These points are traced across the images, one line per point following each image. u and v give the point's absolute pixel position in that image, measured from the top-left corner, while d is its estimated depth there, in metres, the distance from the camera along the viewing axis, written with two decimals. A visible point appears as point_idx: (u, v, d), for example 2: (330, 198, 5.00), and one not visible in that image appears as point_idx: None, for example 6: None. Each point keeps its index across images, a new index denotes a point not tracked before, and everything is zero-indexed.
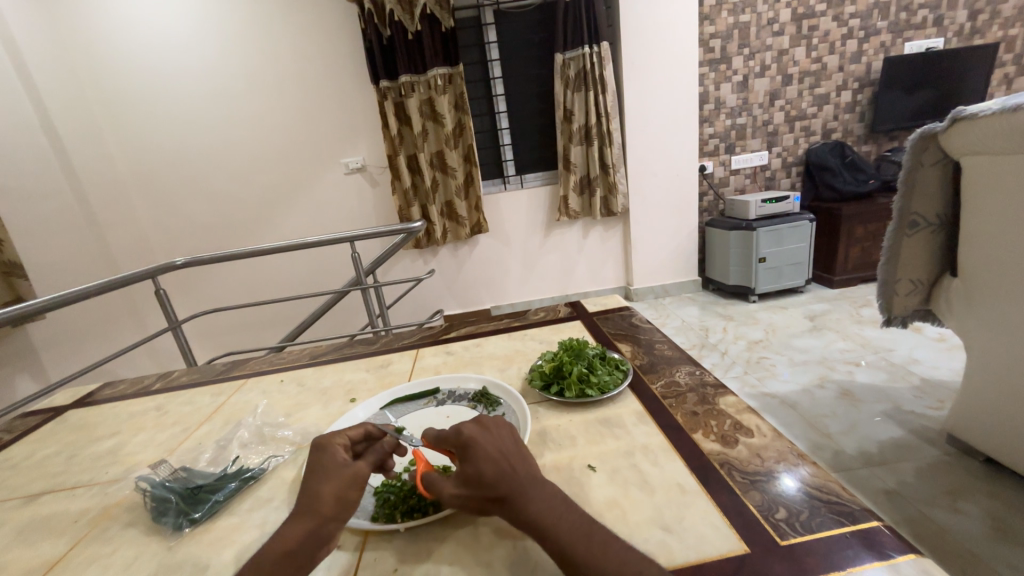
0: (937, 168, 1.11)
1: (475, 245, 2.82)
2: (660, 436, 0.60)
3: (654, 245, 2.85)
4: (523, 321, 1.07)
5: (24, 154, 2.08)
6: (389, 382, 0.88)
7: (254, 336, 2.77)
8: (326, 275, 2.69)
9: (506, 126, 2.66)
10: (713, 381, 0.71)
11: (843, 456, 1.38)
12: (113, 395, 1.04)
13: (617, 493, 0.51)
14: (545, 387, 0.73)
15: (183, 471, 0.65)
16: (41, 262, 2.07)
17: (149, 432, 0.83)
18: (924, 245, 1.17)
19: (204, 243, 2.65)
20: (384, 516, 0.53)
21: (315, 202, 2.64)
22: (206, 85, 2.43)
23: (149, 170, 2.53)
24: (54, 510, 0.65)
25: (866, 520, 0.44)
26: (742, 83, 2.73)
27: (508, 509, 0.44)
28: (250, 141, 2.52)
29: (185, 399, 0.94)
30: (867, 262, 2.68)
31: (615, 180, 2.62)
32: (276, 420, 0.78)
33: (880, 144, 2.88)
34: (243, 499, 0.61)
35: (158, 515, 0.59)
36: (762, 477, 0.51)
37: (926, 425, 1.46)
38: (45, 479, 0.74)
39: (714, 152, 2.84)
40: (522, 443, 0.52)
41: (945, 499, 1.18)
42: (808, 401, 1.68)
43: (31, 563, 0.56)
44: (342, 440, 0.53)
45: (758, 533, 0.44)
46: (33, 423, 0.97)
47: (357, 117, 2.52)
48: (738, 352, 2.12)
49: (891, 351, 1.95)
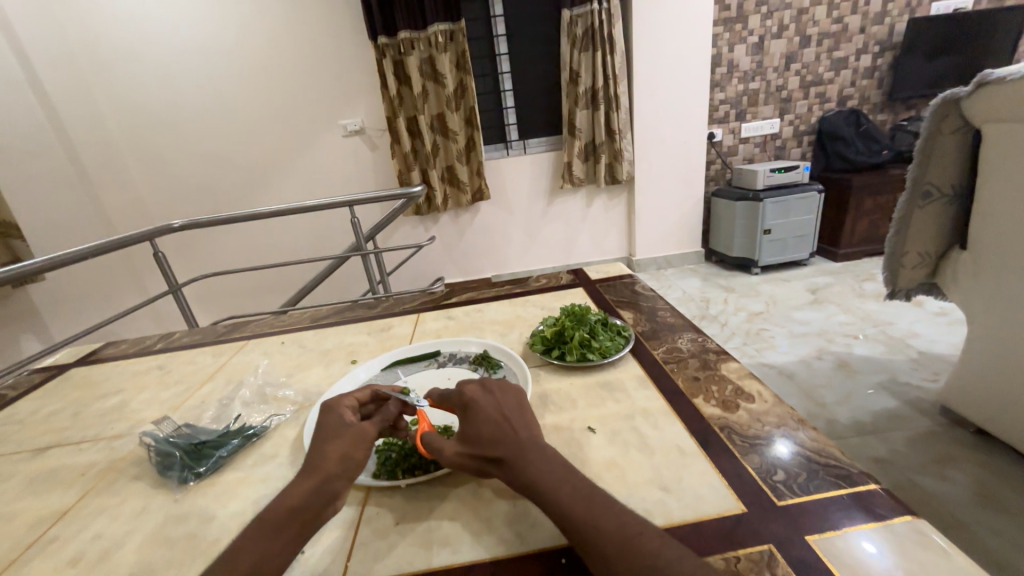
0: (957, 135, 1.06)
1: (476, 212, 2.78)
2: (660, 400, 0.60)
3: (658, 215, 2.81)
4: (525, 287, 1.06)
5: (12, 111, 2.01)
6: (389, 345, 0.88)
7: (256, 301, 2.78)
8: (325, 241, 2.66)
9: (510, 87, 2.56)
10: (715, 349, 0.71)
11: (836, 425, 1.40)
12: (116, 354, 1.05)
13: (616, 454, 0.52)
14: (547, 352, 0.72)
15: (186, 428, 0.66)
16: (37, 223, 2.04)
17: (153, 390, 0.84)
18: (936, 217, 1.14)
19: (202, 207, 2.62)
20: (386, 473, 0.53)
21: (313, 165, 2.58)
22: (195, 38, 2.31)
23: (142, 130, 2.46)
24: (62, 462, 0.67)
25: (863, 483, 0.45)
26: (757, 45, 2.60)
27: (504, 469, 0.45)
28: (243, 100, 2.43)
29: (187, 358, 0.94)
30: (873, 236, 2.65)
31: (620, 146, 2.55)
32: (278, 380, 0.78)
33: (896, 113, 2.78)
34: (247, 455, 0.62)
35: (164, 468, 0.59)
36: (760, 441, 0.51)
37: (921, 397, 1.48)
38: (52, 433, 0.75)
39: (724, 119, 2.74)
40: (529, 406, 0.52)
41: (933, 467, 1.20)
42: (805, 372, 1.69)
43: (41, 512, 0.57)
44: (348, 401, 0.54)
45: (756, 495, 0.44)
46: (38, 380, 0.98)
47: (354, 75, 2.42)
48: (737, 324, 2.13)
49: (891, 324, 1.95)
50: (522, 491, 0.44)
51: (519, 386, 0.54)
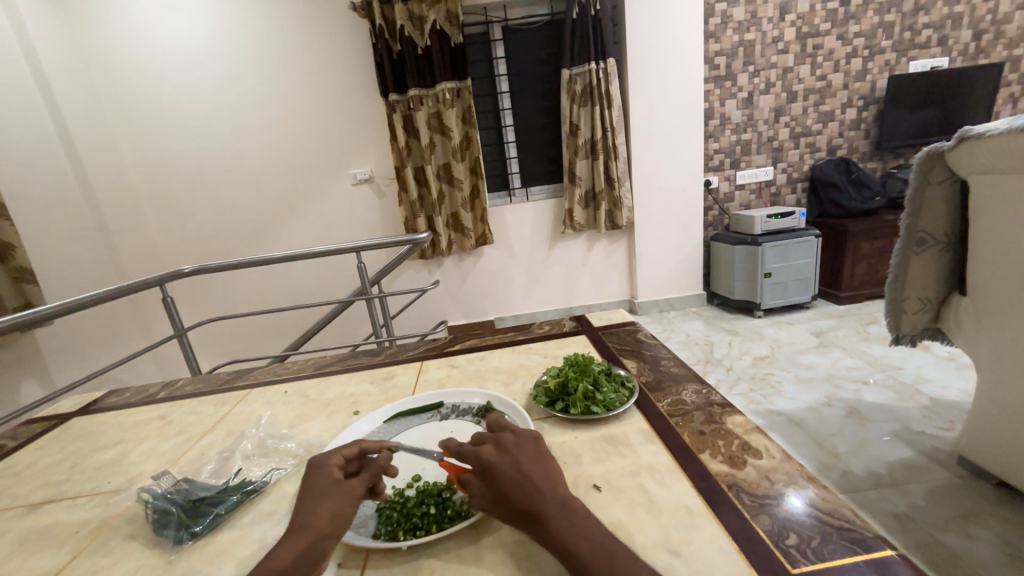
0: (945, 186, 1.10)
1: (479, 256, 2.84)
2: (666, 455, 0.59)
3: (659, 258, 2.85)
4: (528, 335, 1.07)
5: (39, 161, 2.11)
6: (392, 395, 0.87)
7: (258, 344, 2.78)
8: (331, 284, 2.70)
9: (513, 139, 2.69)
10: (720, 400, 0.71)
11: (851, 477, 1.35)
12: (117, 402, 1.04)
13: (623, 514, 0.51)
14: (551, 404, 0.72)
15: (185, 483, 0.65)
16: (51, 268, 2.09)
17: (153, 441, 0.83)
18: (932, 263, 1.16)
19: (213, 251, 2.68)
20: (387, 533, 0.52)
21: (322, 213, 2.67)
22: (220, 98, 2.48)
23: (162, 179, 2.57)
24: (56, 519, 0.65)
25: (879, 548, 0.43)
26: (747, 100, 2.75)
27: (530, 526, 0.44)
28: (261, 154, 2.56)
29: (189, 408, 0.94)
30: (873, 279, 2.67)
31: (620, 193, 2.63)
32: (280, 432, 0.77)
33: (885, 162, 2.88)
34: (245, 512, 0.60)
35: (159, 528, 0.58)
36: (770, 500, 0.50)
37: (937, 446, 1.43)
38: (48, 488, 0.74)
39: (719, 167, 2.85)
40: (548, 458, 0.51)
41: (957, 523, 1.15)
42: (815, 419, 1.65)
43: (30, 574, 0.56)
44: (336, 459, 0.53)
45: (768, 559, 0.43)
46: (36, 430, 0.97)
47: (365, 128, 2.56)
48: (743, 368, 2.10)
49: (899, 369, 1.92)
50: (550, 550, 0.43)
51: (535, 439, 0.53)
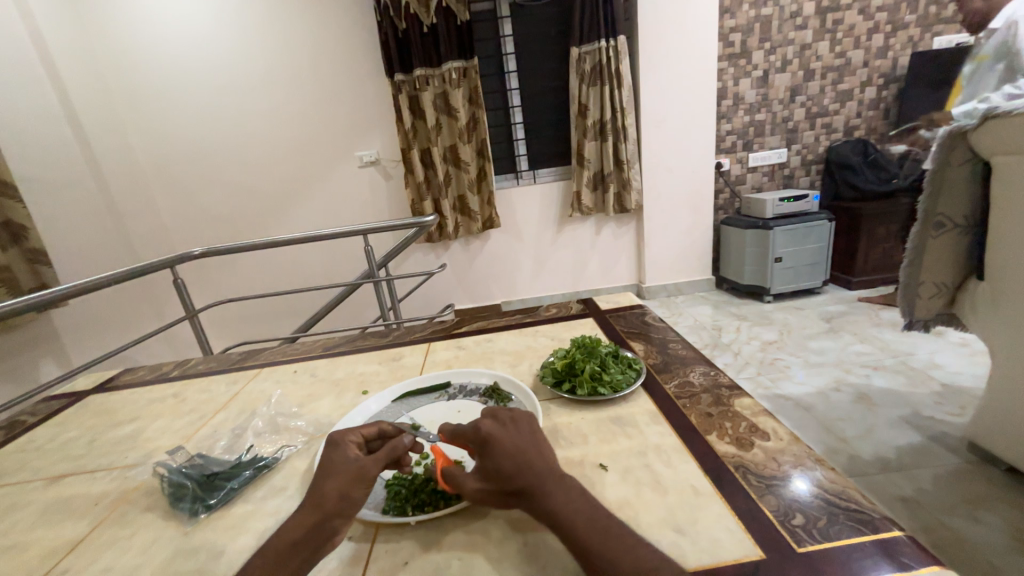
0: (966, 167, 1.07)
1: (486, 239, 2.82)
2: (673, 436, 0.59)
3: (668, 242, 2.82)
4: (535, 317, 1.07)
5: (49, 146, 2.13)
6: (400, 375, 0.88)
7: (268, 326, 2.82)
8: (339, 267, 2.71)
9: (520, 120, 2.65)
10: (728, 383, 0.70)
11: (858, 461, 1.35)
12: (132, 380, 1.07)
13: (629, 493, 0.51)
14: (557, 384, 0.72)
15: (199, 458, 0.66)
16: (65, 250, 2.12)
17: (167, 418, 0.85)
18: (950, 247, 1.13)
19: (222, 235, 2.70)
20: (395, 509, 0.53)
21: (329, 196, 2.66)
22: (224, 78, 2.45)
23: (169, 161, 2.57)
24: (76, 492, 0.67)
25: (886, 529, 0.43)
26: (762, 78, 2.67)
27: (528, 503, 0.44)
28: (267, 135, 2.55)
29: (202, 386, 0.96)
30: (887, 264, 2.62)
31: (628, 176, 2.59)
32: (290, 410, 0.79)
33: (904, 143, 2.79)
34: (257, 487, 0.62)
35: (175, 500, 0.60)
36: (776, 481, 0.50)
37: (945, 432, 1.43)
38: (68, 461, 0.76)
39: (731, 149, 2.78)
40: (543, 436, 0.52)
41: (963, 507, 1.15)
42: (823, 404, 1.65)
43: (53, 543, 0.58)
44: (354, 437, 0.54)
45: (774, 539, 0.43)
46: (56, 407, 1.00)
47: (371, 109, 2.53)
48: (751, 353, 2.09)
49: (910, 355, 1.90)
50: (546, 525, 0.43)
51: (532, 418, 0.53)
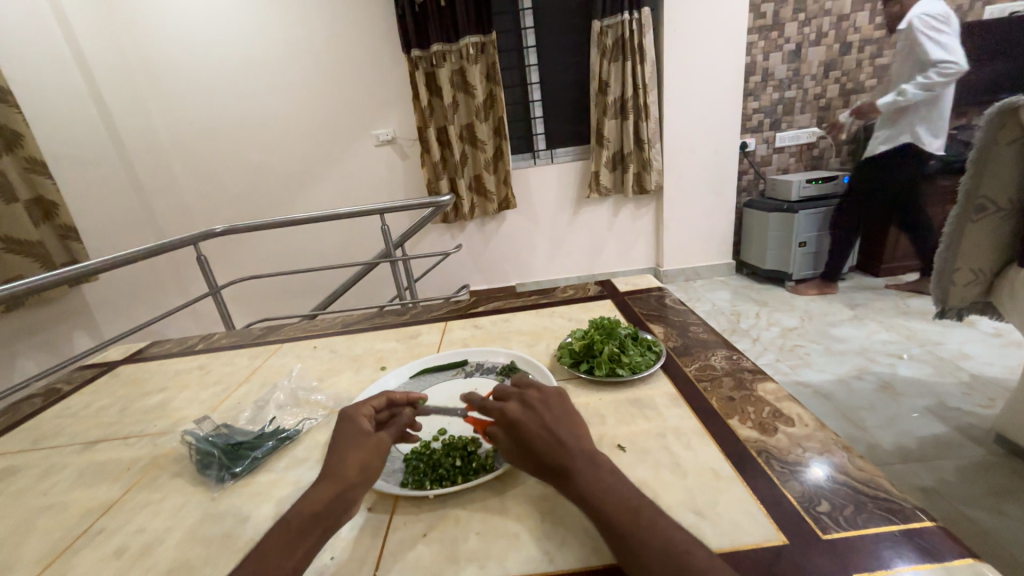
0: (1017, 146, 0.99)
1: (502, 220, 2.80)
2: (694, 419, 0.58)
3: (688, 225, 2.75)
4: (552, 298, 1.06)
5: (76, 123, 2.17)
6: (418, 352, 0.89)
7: (288, 304, 2.88)
8: (356, 247, 2.73)
9: (538, 98, 2.58)
10: (751, 367, 0.69)
11: (879, 450, 1.32)
12: (160, 352, 1.10)
13: (648, 474, 0.51)
14: (575, 365, 0.71)
15: (224, 427, 0.68)
16: (93, 226, 2.19)
17: (193, 389, 0.88)
18: (993, 232, 1.06)
19: (241, 213, 2.74)
20: (414, 482, 0.53)
21: (346, 175, 2.66)
22: (241, 54, 2.44)
23: (189, 139, 2.60)
24: (110, 456, 0.70)
25: (916, 519, 0.42)
26: (794, 53, 2.53)
27: (556, 481, 0.45)
28: (284, 113, 2.54)
29: (226, 359, 0.98)
30: None
31: (649, 156, 2.52)
32: (310, 384, 0.80)
33: None
34: (281, 457, 0.63)
35: (202, 467, 0.62)
36: (800, 467, 0.49)
37: (973, 423, 1.38)
38: (102, 427, 0.80)
39: (758, 128, 2.67)
40: (576, 416, 0.51)
41: (988, 500, 1.12)
42: (844, 392, 1.61)
43: (90, 503, 0.61)
44: (366, 410, 0.55)
45: (798, 525, 0.42)
46: (89, 376, 1.04)
47: (388, 86, 2.49)
48: (770, 339, 2.05)
49: (939, 344, 1.84)
50: (575, 504, 0.43)
51: (562, 397, 0.53)
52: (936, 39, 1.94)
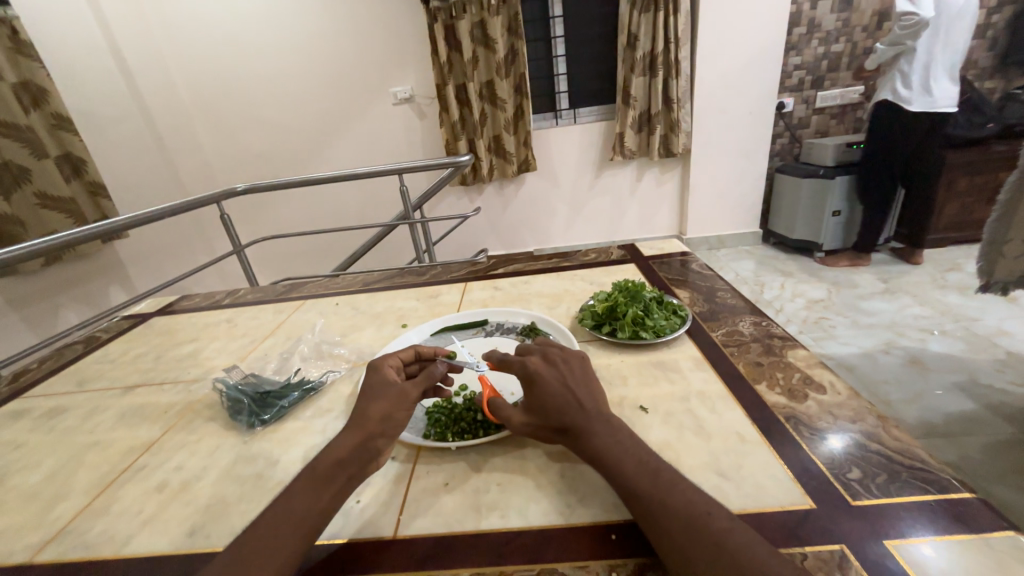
0: None
1: (521, 184, 2.74)
2: (719, 383, 0.57)
3: (714, 191, 2.64)
4: (573, 261, 1.04)
5: (97, 78, 2.16)
6: (438, 311, 0.89)
7: (309, 265, 2.92)
8: (374, 208, 2.73)
9: (562, 52, 2.44)
10: (780, 334, 0.66)
11: (901, 425, 1.30)
12: (190, 306, 1.14)
13: (671, 435, 0.50)
14: (597, 327, 0.70)
15: (252, 377, 0.71)
16: (120, 183, 2.23)
17: (222, 341, 0.90)
18: None
19: (261, 172, 2.74)
20: (436, 434, 0.54)
21: (364, 134, 2.62)
22: (256, 5, 2.35)
23: (208, 95, 2.57)
24: (148, 400, 0.74)
25: (956, 490, 0.40)
26: (845, 0, 2.31)
27: (572, 440, 0.45)
28: (301, 69, 2.48)
29: (252, 314, 1.01)
30: (964, 221, 2.36)
31: (678, 116, 2.39)
32: (333, 339, 0.81)
33: (1009, 81, 2.40)
34: (307, 406, 0.65)
35: (233, 413, 0.64)
36: (831, 435, 0.48)
37: (1005, 401, 1.34)
38: (139, 373, 0.83)
39: (798, 87, 2.49)
40: (595, 378, 0.51)
41: (1013, 477, 1.10)
42: (869, 365, 1.57)
43: (131, 442, 0.64)
44: (393, 361, 0.56)
45: (826, 491, 0.41)
46: (125, 326, 1.09)
47: (406, 40, 2.39)
48: (795, 310, 1.99)
49: (976, 321, 1.76)
50: (591, 463, 0.43)
51: (583, 358, 0.53)
52: None
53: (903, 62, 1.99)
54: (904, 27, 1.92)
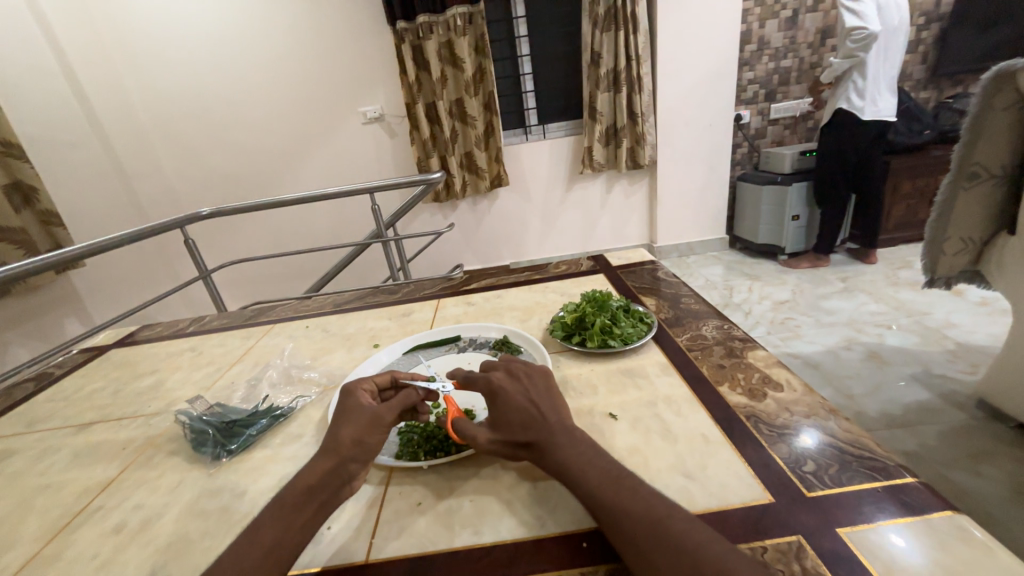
0: (1011, 112, 0.98)
1: (494, 199, 2.77)
2: (684, 387, 0.59)
3: (681, 200, 2.73)
4: (544, 274, 1.05)
5: (50, 104, 2.09)
6: (411, 329, 0.89)
7: (280, 287, 2.86)
8: (347, 228, 2.70)
9: (529, 71, 2.51)
10: (741, 336, 0.69)
11: (864, 418, 1.36)
12: (151, 335, 1.09)
13: (638, 440, 0.51)
14: (568, 338, 0.72)
15: (218, 407, 0.69)
16: (76, 210, 2.14)
17: (186, 370, 0.87)
18: (984, 201, 1.07)
19: (227, 195, 2.68)
20: (409, 454, 0.54)
21: (334, 154, 2.60)
22: (219, 28, 2.34)
23: (170, 118, 2.52)
24: (105, 437, 0.70)
25: (900, 476, 0.43)
26: (790, 20, 2.47)
27: (537, 454, 0.46)
28: (267, 91, 2.46)
29: (218, 340, 0.98)
30: (911, 222, 2.51)
31: (642, 130, 2.48)
32: (303, 362, 0.80)
33: (941, 91, 2.59)
34: (275, 434, 0.64)
35: (198, 445, 0.62)
36: (788, 430, 0.50)
37: (956, 390, 1.42)
38: (96, 409, 0.80)
39: (752, 100, 2.63)
40: (557, 390, 0.52)
41: (968, 461, 1.16)
42: (832, 361, 1.64)
43: (87, 483, 0.61)
44: (367, 386, 0.56)
45: (784, 484, 0.43)
46: (80, 360, 1.04)
47: (373, 61, 2.41)
48: (762, 312, 2.07)
49: (927, 314, 1.86)
50: (556, 475, 0.44)
51: (545, 371, 0.54)
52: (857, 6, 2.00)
53: (856, 75, 2.11)
54: (855, 42, 2.04)
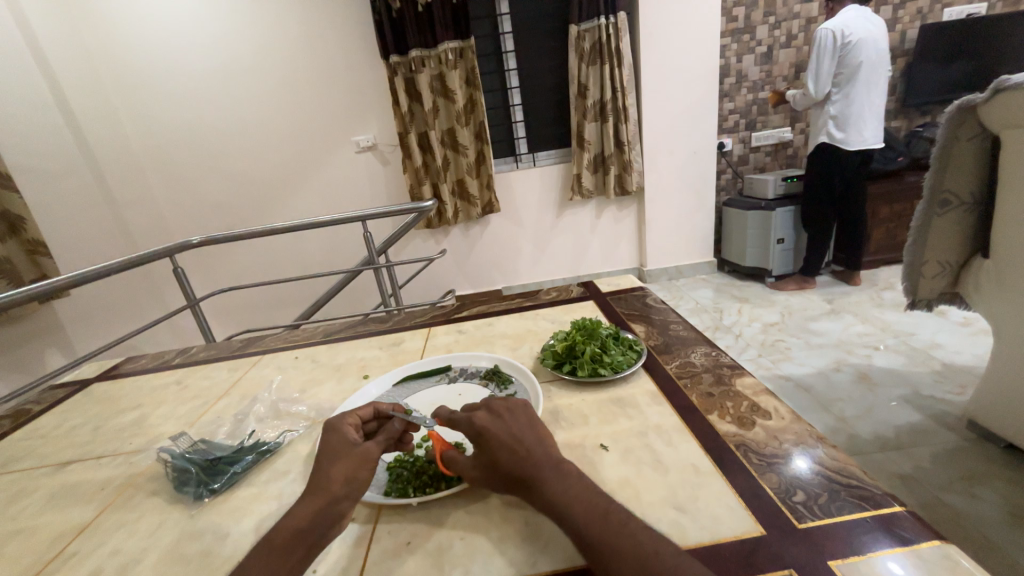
0: (974, 143, 1.04)
1: (486, 224, 2.81)
2: (674, 416, 0.59)
3: (669, 225, 2.79)
4: (534, 301, 1.06)
5: (42, 134, 2.09)
6: (402, 359, 0.88)
7: (270, 315, 2.82)
8: (339, 254, 2.71)
9: (519, 102, 2.60)
10: (729, 362, 0.70)
11: (857, 440, 1.36)
12: (135, 368, 1.07)
13: (630, 472, 0.51)
14: (558, 366, 0.72)
15: (202, 443, 0.67)
16: (65, 238, 2.13)
17: (170, 405, 0.85)
18: (956, 226, 1.12)
19: (219, 223, 2.69)
20: (397, 490, 0.53)
21: (326, 182, 2.63)
22: (216, 62, 2.40)
23: (164, 147, 2.54)
24: (82, 477, 0.68)
25: (888, 505, 0.43)
26: (766, 55, 2.60)
27: (524, 491, 0.45)
28: (262, 122, 2.51)
29: (204, 373, 0.96)
30: (891, 244, 2.59)
31: (629, 157, 2.56)
32: (291, 396, 0.79)
33: (911, 120, 2.71)
34: (260, 471, 0.62)
35: (179, 485, 0.60)
36: (778, 459, 0.50)
37: (946, 410, 1.43)
38: (74, 448, 0.77)
39: (734, 128, 2.73)
40: (541, 425, 0.52)
41: (962, 484, 1.16)
42: (823, 384, 1.65)
43: (61, 527, 0.58)
44: (351, 419, 0.55)
45: (775, 516, 0.43)
46: (60, 395, 1.01)
47: (367, 93, 2.48)
48: (752, 335, 2.09)
49: (912, 335, 1.90)
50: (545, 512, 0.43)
51: (526, 404, 0.54)
52: (821, 51, 2.14)
53: (831, 110, 2.23)
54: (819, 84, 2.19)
